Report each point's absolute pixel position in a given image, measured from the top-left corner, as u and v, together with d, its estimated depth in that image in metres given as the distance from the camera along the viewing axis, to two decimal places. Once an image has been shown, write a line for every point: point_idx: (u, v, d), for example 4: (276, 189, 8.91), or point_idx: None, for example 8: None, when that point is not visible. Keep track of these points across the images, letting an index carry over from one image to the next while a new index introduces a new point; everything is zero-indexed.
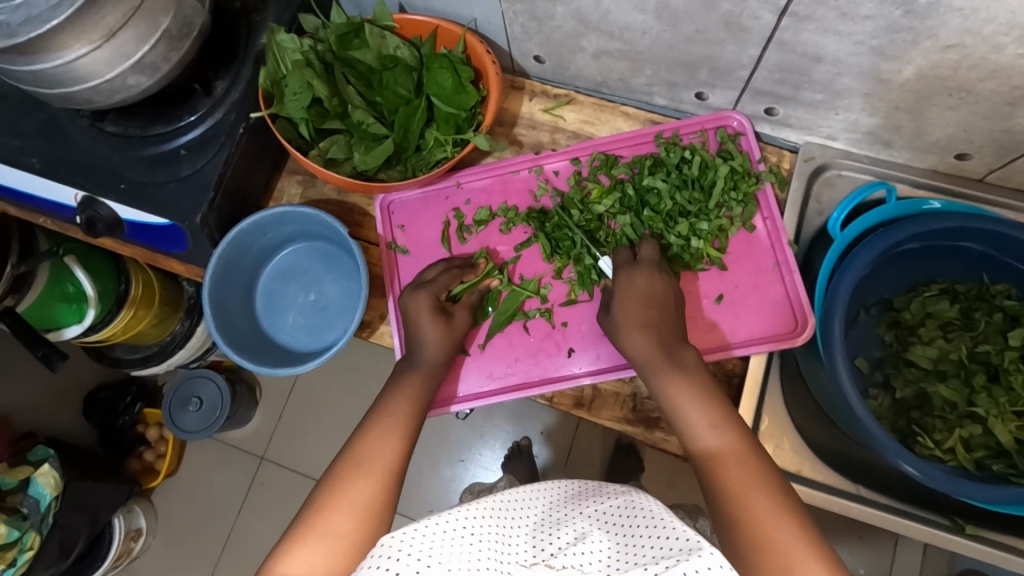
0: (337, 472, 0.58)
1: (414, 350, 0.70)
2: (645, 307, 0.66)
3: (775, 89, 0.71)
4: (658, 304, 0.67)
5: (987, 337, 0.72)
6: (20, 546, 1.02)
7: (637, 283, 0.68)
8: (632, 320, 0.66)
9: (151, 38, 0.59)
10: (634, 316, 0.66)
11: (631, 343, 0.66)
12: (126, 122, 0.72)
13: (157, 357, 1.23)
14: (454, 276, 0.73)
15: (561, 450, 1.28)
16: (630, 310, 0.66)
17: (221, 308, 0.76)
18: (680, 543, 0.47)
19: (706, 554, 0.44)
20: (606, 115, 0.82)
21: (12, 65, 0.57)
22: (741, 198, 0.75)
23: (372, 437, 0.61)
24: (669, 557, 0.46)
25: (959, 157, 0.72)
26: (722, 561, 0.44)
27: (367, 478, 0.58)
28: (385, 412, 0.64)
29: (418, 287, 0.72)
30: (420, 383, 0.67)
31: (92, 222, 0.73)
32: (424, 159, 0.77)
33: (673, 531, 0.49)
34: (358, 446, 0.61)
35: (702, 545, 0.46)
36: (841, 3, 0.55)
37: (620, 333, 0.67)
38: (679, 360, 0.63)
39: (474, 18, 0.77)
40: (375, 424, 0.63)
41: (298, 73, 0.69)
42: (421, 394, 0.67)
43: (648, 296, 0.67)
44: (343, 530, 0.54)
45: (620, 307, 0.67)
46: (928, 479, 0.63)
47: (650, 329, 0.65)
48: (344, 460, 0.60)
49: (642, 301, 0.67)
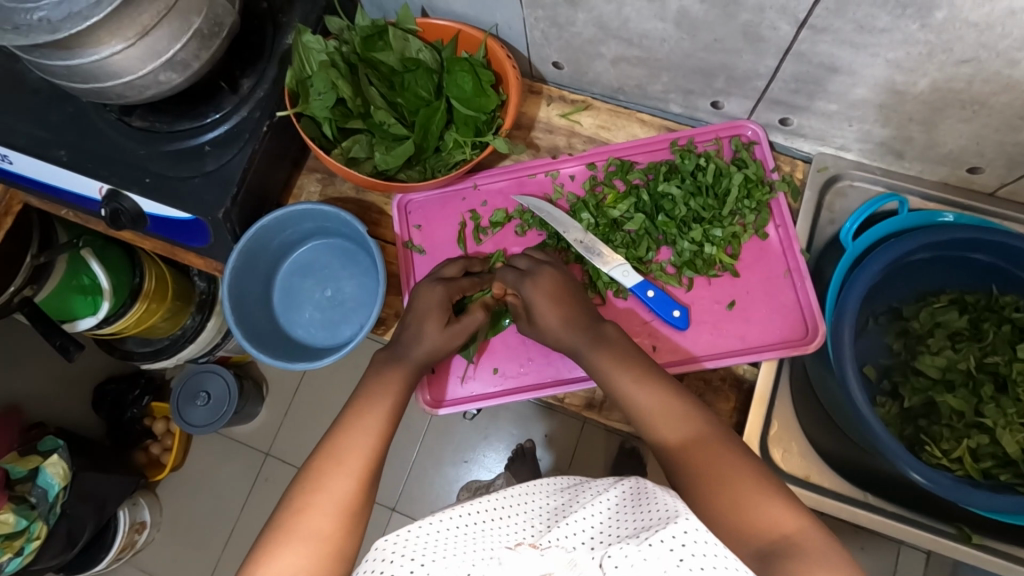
0: (314, 470, 0.58)
1: (411, 344, 0.69)
2: (558, 296, 0.68)
3: (790, 99, 0.72)
4: (565, 296, 0.68)
5: (996, 348, 0.73)
6: (28, 534, 1.03)
7: (547, 278, 0.69)
8: (553, 316, 0.67)
9: (183, 36, 0.61)
10: (551, 315, 0.67)
11: (558, 338, 0.67)
12: (154, 117, 0.74)
13: (168, 350, 1.24)
14: (472, 282, 0.75)
15: (565, 453, 1.29)
16: (548, 308, 0.68)
17: (239, 302, 0.78)
18: (659, 513, 0.48)
19: (683, 519, 0.45)
20: (622, 121, 0.84)
21: (47, 60, 0.58)
22: (755, 206, 0.76)
23: (351, 435, 0.61)
24: (648, 530, 0.47)
25: (970, 170, 0.73)
26: (697, 525, 0.45)
27: (345, 476, 0.58)
28: (359, 408, 0.63)
29: (436, 281, 0.73)
30: (399, 378, 0.67)
31: (116, 214, 0.75)
32: (442, 160, 0.78)
33: (653, 505, 0.49)
34: (336, 443, 0.60)
35: (679, 512, 0.46)
36: (859, 16, 0.56)
37: (547, 329, 0.68)
38: (605, 342, 0.64)
39: (495, 24, 0.78)
40: (353, 421, 0.62)
41: (324, 74, 0.71)
42: (401, 390, 0.66)
43: (553, 294, 0.68)
44: (325, 530, 0.55)
45: (538, 312, 0.68)
46: (935, 487, 0.64)
47: (570, 321, 0.67)
48: (323, 456, 0.59)
49: (549, 297, 0.68)
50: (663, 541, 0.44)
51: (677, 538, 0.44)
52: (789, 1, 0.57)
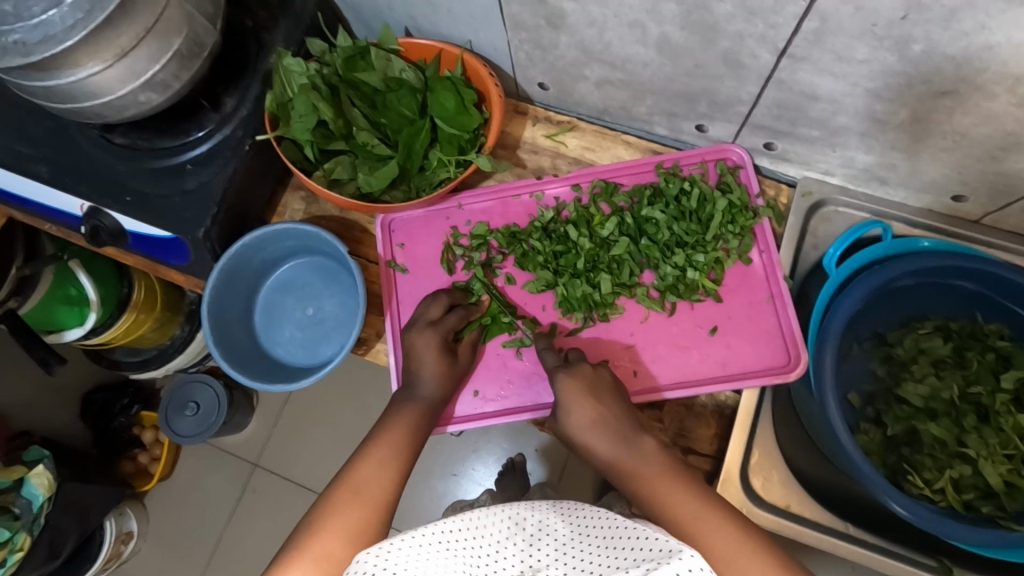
0: (331, 497, 0.58)
1: (415, 382, 0.70)
2: (593, 402, 0.65)
3: (773, 124, 0.72)
4: (605, 399, 0.66)
5: (979, 377, 0.73)
6: (11, 546, 1.01)
7: (578, 378, 0.67)
8: (582, 418, 0.64)
9: (161, 57, 0.61)
10: (580, 415, 0.64)
11: (589, 444, 0.63)
12: (135, 134, 0.73)
13: (156, 361, 1.23)
14: (461, 317, 0.74)
15: (555, 468, 1.27)
16: (578, 407, 0.65)
17: (220, 325, 0.77)
18: (658, 545, 0.49)
19: (686, 556, 0.46)
20: (607, 142, 0.83)
21: (24, 80, 0.58)
22: (738, 231, 0.76)
23: (369, 465, 0.61)
24: (649, 561, 0.48)
25: (954, 198, 0.73)
26: (701, 562, 0.46)
27: (362, 506, 0.57)
28: (380, 438, 0.64)
29: (427, 326, 0.72)
30: (417, 416, 0.68)
31: (95, 232, 0.74)
32: (427, 178, 0.78)
33: (649, 534, 0.50)
34: (354, 472, 0.60)
35: (680, 547, 0.48)
36: (837, 47, 0.56)
37: (573, 430, 0.65)
38: (639, 452, 0.61)
39: (469, 40, 0.78)
40: (372, 450, 0.63)
41: (305, 96, 0.70)
42: (418, 425, 0.67)
43: (589, 388, 0.66)
44: (337, 555, 0.54)
45: (564, 406, 0.66)
46: (916, 519, 0.63)
47: (603, 424, 0.63)
48: (340, 484, 0.59)
49: (586, 397, 0.65)
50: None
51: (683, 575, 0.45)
52: (769, 30, 0.57)
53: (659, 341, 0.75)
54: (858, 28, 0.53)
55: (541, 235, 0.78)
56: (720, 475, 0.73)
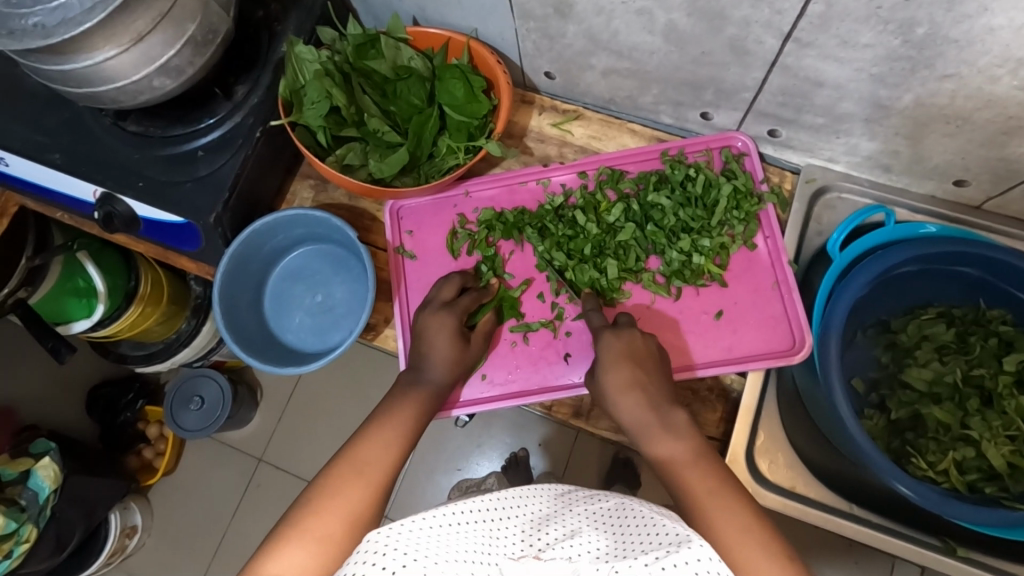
0: (334, 477, 0.58)
1: (421, 366, 0.70)
2: (630, 367, 0.65)
3: (778, 112, 0.73)
4: (643, 363, 0.65)
5: (982, 361, 0.73)
6: (17, 537, 1.01)
7: (620, 342, 0.66)
8: (619, 380, 0.64)
9: (177, 42, 0.62)
10: (616, 377, 0.64)
11: (621, 406, 0.63)
12: (148, 122, 0.75)
13: (162, 354, 1.23)
14: (472, 299, 0.75)
15: (559, 461, 1.27)
16: (616, 370, 0.65)
17: (230, 310, 0.78)
18: (669, 535, 0.48)
19: (696, 546, 0.45)
20: (613, 131, 0.84)
21: (42, 64, 0.59)
22: (743, 217, 0.77)
23: (372, 448, 0.61)
24: (658, 549, 0.47)
25: (957, 183, 0.74)
26: (710, 553, 0.45)
27: (362, 487, 0.58)
28: (384, 421, 0.65)
29: (436, 308, 0.73)
30: (421, 400, 0.68)
31: (109, 217, 0.75)
32: (436, 166, 0.79)
33: (661, 525, 0.49)
34: (356, 453, 0.61)
35: (691, 537, 0.47)
36: (842, 31, 0.57)
37: (608, 395, 0.65)
38: (671, 424, 0.61)
39: (475, 28, 0.79)
40: (376, 433, 0.63)
41: (317, 83, 0.71)
42: (423, 410, 0.67)
43: (628, 353, 0.66)
44: (335, 535, 0.54)
45: (601, 368, 0.66)
46: (921, 500, 0.64)
47: (636, 390, 0.63)
48: (343, 463, 0.60)
49: (625, 361, 0.65)
50: (676, 566, 0.44)
51: (692, 563, 0.44)
52: (774, 16, 0.58)
53: (666, 325, 0.76)
54: (863, 11, 0.54)
55: (549, 221, 0.79)
56: (727, 455, 0.74)
